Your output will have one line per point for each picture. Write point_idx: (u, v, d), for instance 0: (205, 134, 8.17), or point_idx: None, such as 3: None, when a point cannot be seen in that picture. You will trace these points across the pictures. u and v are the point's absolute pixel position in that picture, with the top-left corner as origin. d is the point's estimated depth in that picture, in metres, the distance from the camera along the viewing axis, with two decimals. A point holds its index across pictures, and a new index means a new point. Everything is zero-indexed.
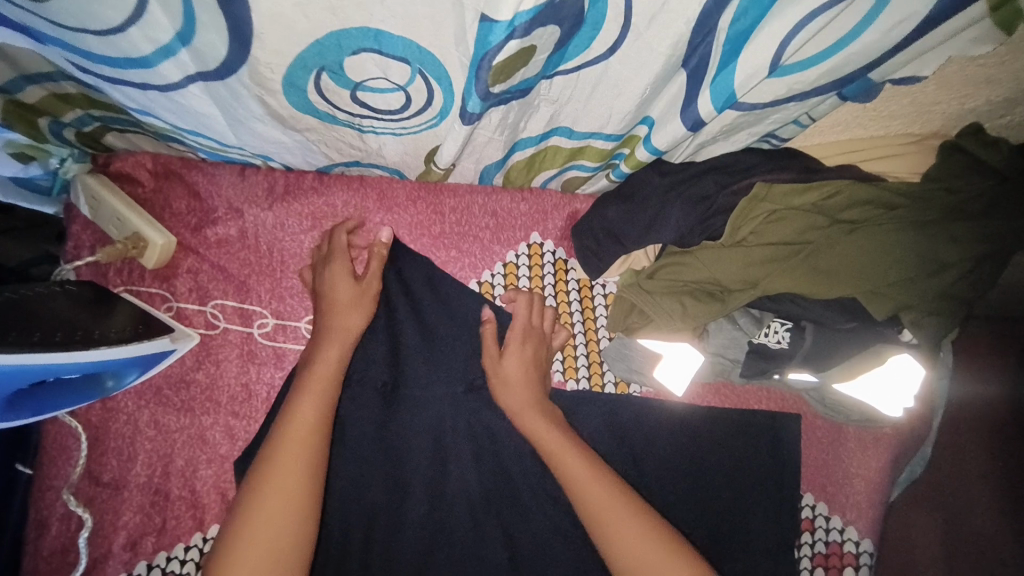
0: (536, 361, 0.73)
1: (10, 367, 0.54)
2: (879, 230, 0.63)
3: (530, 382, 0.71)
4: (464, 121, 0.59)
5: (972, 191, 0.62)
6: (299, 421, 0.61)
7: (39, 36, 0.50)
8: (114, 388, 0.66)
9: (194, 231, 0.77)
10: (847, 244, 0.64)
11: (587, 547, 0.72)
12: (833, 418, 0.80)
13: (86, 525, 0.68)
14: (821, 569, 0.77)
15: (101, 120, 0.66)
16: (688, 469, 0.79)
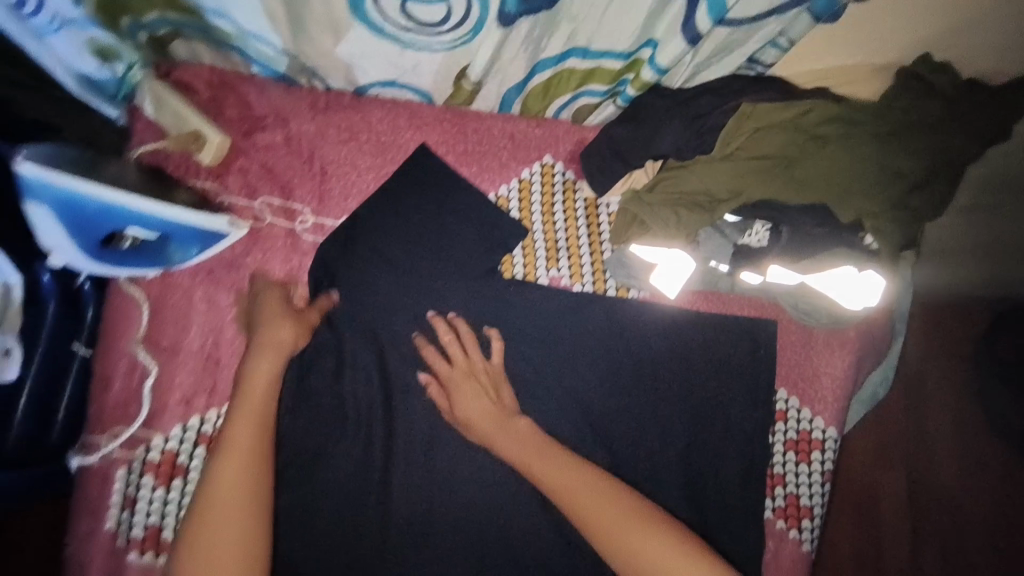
0: (481, 392, 0.81)
1: (106, 201, 0.64)
2: (844, 143, 0.75)
3: (487, 407, 0.80)
4: (501, 23, 0.70)
5: (923, 109, 0.74)
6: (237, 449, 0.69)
7: None
8: (180, 259, 0.76)
9: (245, 136, 0.85)
10: (819, 156, 0.76)
11: (586, 419, 0.87)
12: (805, 321, 0.90)
13: (152, 374, 0.78)
14: (791, 452, 0.88)
15: (174, 24, 0.76)
16: (676, 366, 0.90)
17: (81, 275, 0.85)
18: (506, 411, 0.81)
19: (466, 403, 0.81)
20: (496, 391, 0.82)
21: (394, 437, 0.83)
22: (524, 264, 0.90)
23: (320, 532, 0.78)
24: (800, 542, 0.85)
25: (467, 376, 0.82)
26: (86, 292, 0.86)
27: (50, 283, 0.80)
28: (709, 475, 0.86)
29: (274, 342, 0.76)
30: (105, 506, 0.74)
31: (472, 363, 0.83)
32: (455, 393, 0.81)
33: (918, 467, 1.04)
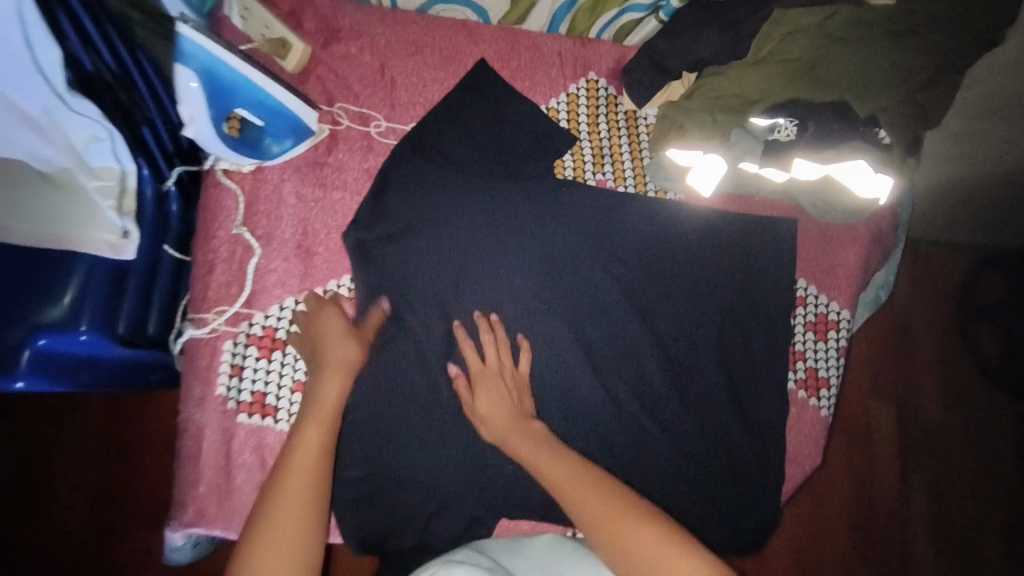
0: (501, 392, 0.86)
1: (246, 77, 0.74)
2: (861, 44, 0.86)
3: (510, 408, 0.85)
4: None
5: (930, 12, 0.85)
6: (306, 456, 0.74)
7: None
8: (277, 152, 0.86)
9: (323, 47, 0.94)
10: (840, 57, 0.87)
11: (633, 307, 0.96)
12: (821, 219, 1.02)
13: (256, 251, 0.86)
14: (811, 330, 1.00)
15: None
16: (712, 260, 0.99)
17: (170, 179, 0.92)
18: (521, 412, 0.85)
19: (488, 403, 0.85)
20: (519, 396, 0.87)
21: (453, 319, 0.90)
22: (574, 166, 1.00)
23: (405, 397, 0.88)
24: (819, 409, 0.99)
25: (494, 378, 0.86)
26: (172, 195, 0.94)
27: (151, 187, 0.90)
28: (740, 354, 0.98)
29: (335, 359, 0.81)
30: (215, 373, 0.83)
31: (502, 364, 0.87)
32: (482, 390, 0.86)
33: (878, 361, 1.48)
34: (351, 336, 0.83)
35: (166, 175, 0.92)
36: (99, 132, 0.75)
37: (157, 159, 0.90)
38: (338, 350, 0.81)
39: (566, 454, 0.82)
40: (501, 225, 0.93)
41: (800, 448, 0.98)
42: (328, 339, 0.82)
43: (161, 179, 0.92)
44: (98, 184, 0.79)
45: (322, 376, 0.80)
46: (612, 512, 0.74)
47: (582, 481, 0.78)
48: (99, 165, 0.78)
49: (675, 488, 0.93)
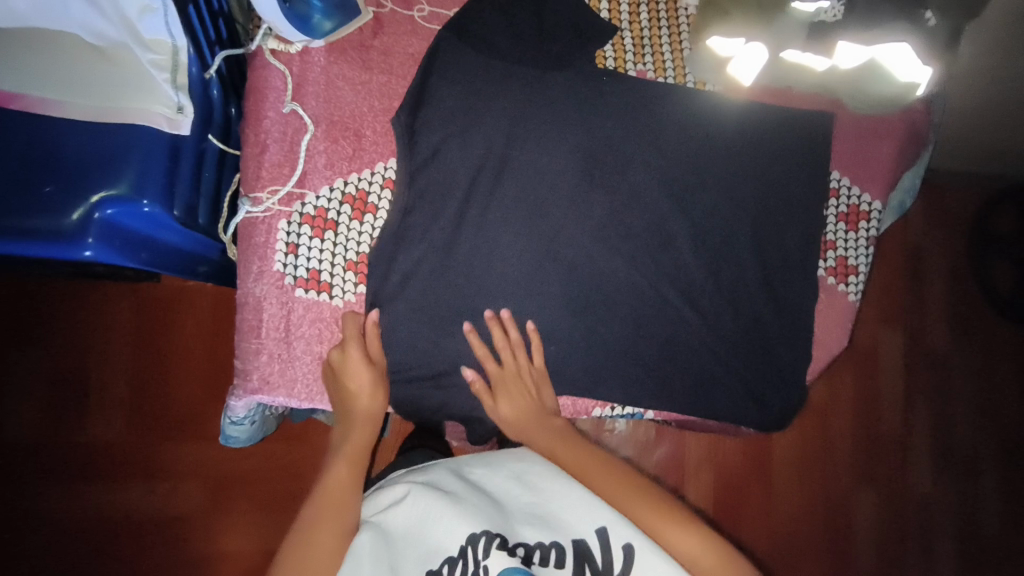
0: (524, 393, 0.90)
1: None
2: None
3: (531, 411, 0.90)
4: None
5: None
6: (331, 508, 0.78)
7: None
8: (330, 32, 0.89)
9: None
10: None
11: (667, 196, 0.98)
12: (859, 110, 1.04)
13: (309, 132, 0.87)
14: (843, 222, 1.02)
15: None
16: (747, 154, 1.01)
17: (212, 68, 0.90)
18: (543, 407, 0.91)
19: (510, 408, 0.90)
20: (537, 390, 0.91)
21: (499, 208, 0.91)
22: (615, 56, 0.99)
23: (450, 279, 0.89)
24: (847, 294, 1.01)
25: (516, 382, 0.90)
26: (211, 85, 0.92)
27: (197, 75, 0.87)
28: (773, 244, 1.00)
29: (363, 414, 0.85)
30: (271, 250, 0.85)
31: (520, 371, 0.90)
32: (502, 393, 0.89)
33: (894, 278, 1.51)
34: (378, 387, 0.86)
35: (208, 63, 0.90)
36: (152, 1, 0.74)
37: (202, 45, 0.88)
38: (364, 404, 0.85)
39: (575, 440, 0.88)
40: (545, 117, 0.93)
41: (828, 334, 1.01)
42: (356, 395, 0.85)
43: (205, 67, 0.89)
44: (153, 57, 0.79)
45: (351, 428, 0.85)
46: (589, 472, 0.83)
47: (571, 448, 0.86)
48: (151, 37, 0.78)
49: (705, 366, 0.98)
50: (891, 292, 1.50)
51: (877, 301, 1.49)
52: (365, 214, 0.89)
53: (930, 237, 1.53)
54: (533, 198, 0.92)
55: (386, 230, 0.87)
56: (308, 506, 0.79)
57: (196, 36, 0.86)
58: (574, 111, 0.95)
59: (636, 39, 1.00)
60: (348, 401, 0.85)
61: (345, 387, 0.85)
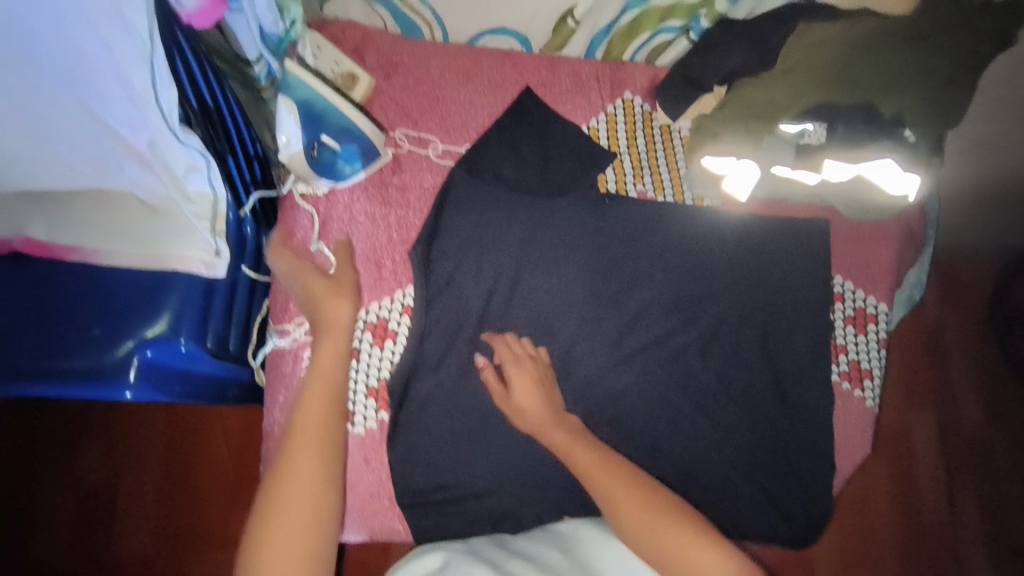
0: (536, 378, 0.91)
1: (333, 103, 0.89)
2: (921, 45, 0.89)
3: (544, 401, 0.90)
4: None
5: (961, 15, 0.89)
6: (304, 460, 0.75)
7: None
8: (352, 175, 0.96)
9: (385, 79, 1.03)
10: (882, 58, 0.90)
11: (671, 307, 1.02)
12: (855, 217, 1.07)
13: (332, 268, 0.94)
14: (850, 325, 1.04)
15: None
16: (745, 263, 1.06)
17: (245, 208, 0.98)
18: (554, 405, 0.91)
19: (525, 396, 0.90)
20: (551, 386, 0.92)
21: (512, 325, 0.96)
22: (616, 180, 1.06)
23: (467, 396, 0.93)
24: (864, 399, 1.02)
25: (531, 366, 0.92)
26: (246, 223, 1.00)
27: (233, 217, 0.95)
28: (782, 350, 1.02)
29: (332, 322, 0.86)
30: (296, 380, 0.90)
31: (535, 363, 0.93)
32: (514, 384, 0.90)
33: (914, 362, 1.49)
34: (337, 288, 0.88)
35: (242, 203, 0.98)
36: (197, 160, 0.81)
37: (238, 189, 0.96)
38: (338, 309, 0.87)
39: (593, 446, 0.86)
40: (550, 241, 1.00)
41: (849, 440, 1.01)
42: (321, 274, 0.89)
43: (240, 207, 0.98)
44: (195, 208, 0.85)
45: (320, 337, 0.85)
46: (625, 495, 0.79)
47: (604, 469, 0.83)
48: (196, 191, 0.84)
49: (725, 477, 0.97)
50: (914, 376, 1.48)
51: (899, 386, 1.47)
52: (385, 339, 0.93)
53: (949, 319, 1.52)
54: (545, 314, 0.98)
55: (406, 356, 0.92)
56: (291, 439, 0.77)
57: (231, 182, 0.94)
58: (577, 233, 1.02)
59: (634, 162, 1.08)
60: (318, 308, 0.87)
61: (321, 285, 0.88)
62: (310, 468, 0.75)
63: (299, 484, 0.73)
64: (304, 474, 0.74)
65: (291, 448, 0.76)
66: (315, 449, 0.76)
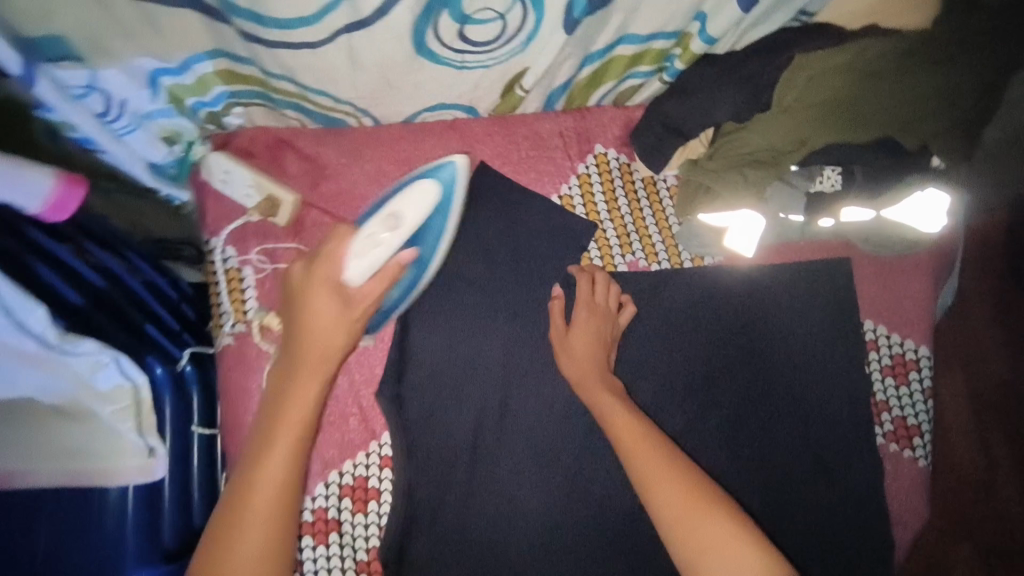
0: (601, 335, 0.83)
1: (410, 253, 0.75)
2: (941, 68, 0.75)
3: (598, 360, 0.82)
4: (565, 30, 0.71)
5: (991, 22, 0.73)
6: (264, 477, 0.65)
7: (225, 12, 0.58)
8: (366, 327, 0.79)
9: (312, 189, 0.86)
10: (886, 89, 0.76)
11: (687, 391, 0.89)
12: (879, 253, 0.93)
13: None
14: (890, 377, 0.92)
15: (243, 95, 0.75)
16: (760, 318, 0.92)
17: (183, 359, 0.80)
18: (605, 364, 0.82)
19: (581, 339, 0.82)
20: (611, 344, 0.84)
21: (509, 451, 0.84)
22: (601, 255, 0.92)
23: (467, 546, 0.80)
24: (915, 460, 0.90)
25: (598, 318, 0.84)
26: (188, 374, 0.81)
27: (163, 376, 0.78)
28: (818, 419, 0.90)
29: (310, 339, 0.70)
30: None
31: (605, 318, 0.85)
32: (575, 329, 0.83)
33: None
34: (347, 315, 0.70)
35: (178, 356, 0.80)
36: (100, 358, 0.68)
37: (165, 344, 0.79)
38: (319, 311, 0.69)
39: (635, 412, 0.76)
40: (540, 346, 0.87)
41: (906, 508, 0.90)
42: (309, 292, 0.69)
43: (174, 362, 0.79)
44: (112, 408, 0.71)
45: (302, 349, 0.69)
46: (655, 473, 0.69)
47: (644, 445, 0.72)
48: (110, 388, 0.70)
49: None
50: None
51: None
52: (368, 502, 0.81)
53: None
54: (545, 432, 0.85)
55: (393, 522, 0.79)
56: (254, 449, 0.67)
57: (144, 335, 0.76)
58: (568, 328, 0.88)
59: (619, 228, 0.93)
60: (304, 327, 0.69)
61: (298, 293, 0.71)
62: (271, 493, 0.65)
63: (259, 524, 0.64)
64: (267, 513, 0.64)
65: (254, 462, 0.66)
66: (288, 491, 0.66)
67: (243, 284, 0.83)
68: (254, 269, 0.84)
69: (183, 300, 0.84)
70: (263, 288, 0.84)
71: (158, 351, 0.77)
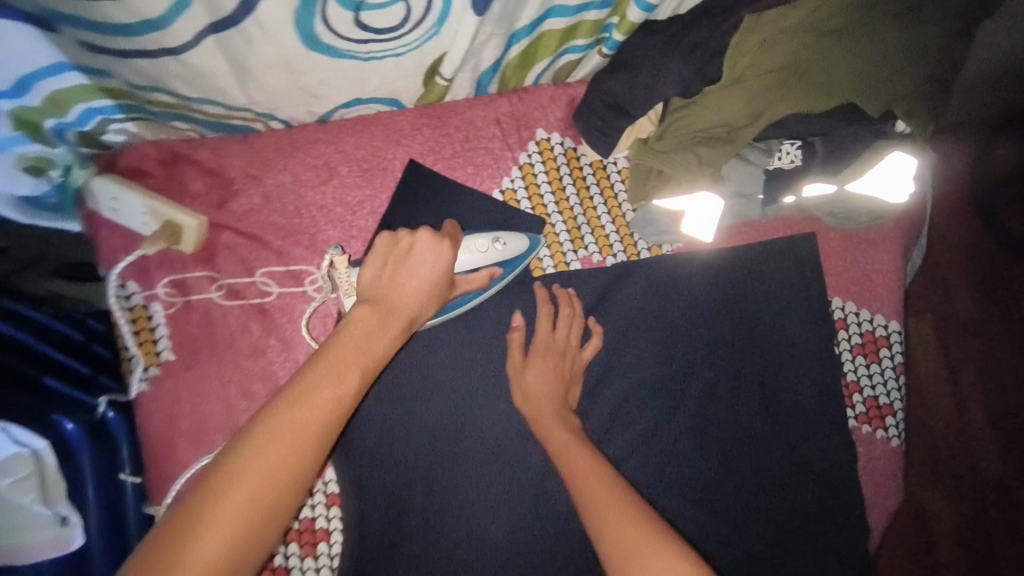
0: (559, 373, 0.79)
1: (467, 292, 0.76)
2: (897, 24, 0.70)
3: (555, 392, 0.78)
4: (476, 10, 0.62)
5: None
6: (297, 422, 0.48)
7: (51, 19, 0.49)
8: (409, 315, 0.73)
9: (219, 207, 0.77)
10: (839, 53, 0.70)
11: (652, 390, 0.84)
12: (844, 226, 0.89)
13: None
14: (860, 356, 0.89)
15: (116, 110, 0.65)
16: (724, 305, 0.87)
17: (102, 405, 0.70)
18: (564, 401, 0.78)
19: (536, 376, 0.78)
20: (571, 381, 0.80)
21: (468, 473, 0.78)
22: (552, 257, 0.85)
23: None
24: (888, 440, 0.88)
25: (554, 355, 0.79)
26: (111, 422, 0.71)
27: (77, 432, 0.65)
28: (789, 405, 0.85)
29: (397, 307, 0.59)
30: None
31: (564, 353, 0.80)
32: (530, 363, 0.78)
33: None
34: (426, 288, 0.63)
35: (95, 404, 0.69)
36: None
37: (76, 392, 0.67)
38: (408, 290, 0.61)
39: (591, 451, 0.73)
40: (496, 359, 0.82)
41: (878, 489, 0.87)
42: (418, 261, 0.63)
43: (91, 412, 0.68)
44: (11, 480, 0.55)
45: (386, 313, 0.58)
46: (601, 493, 0.66)
47: (601, 481, 0.68)
48: (6, 457, 0.55)
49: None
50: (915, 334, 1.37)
51: None
52: (317, 545, 0.76)
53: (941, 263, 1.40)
54: (503, 451, 0.79)
55: (345, 563, 0.74)
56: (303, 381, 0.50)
57: (46, 391, 0.62)
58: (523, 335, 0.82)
59: (568, 221, 0.86)
60: (391, 294, 0.60)
61: (399, 259, 0.62)
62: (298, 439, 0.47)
63: (233, 506, 0.45)
64: (253, 492, 0.45)
65: (290, 397, 0.49)
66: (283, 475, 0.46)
67: (152, 322, 0.74)
68: (163, 304, 0.75)
69: (92, 341, 0.70)
70: (176, 324, 0.75)
71: (68, 405, 0.65)
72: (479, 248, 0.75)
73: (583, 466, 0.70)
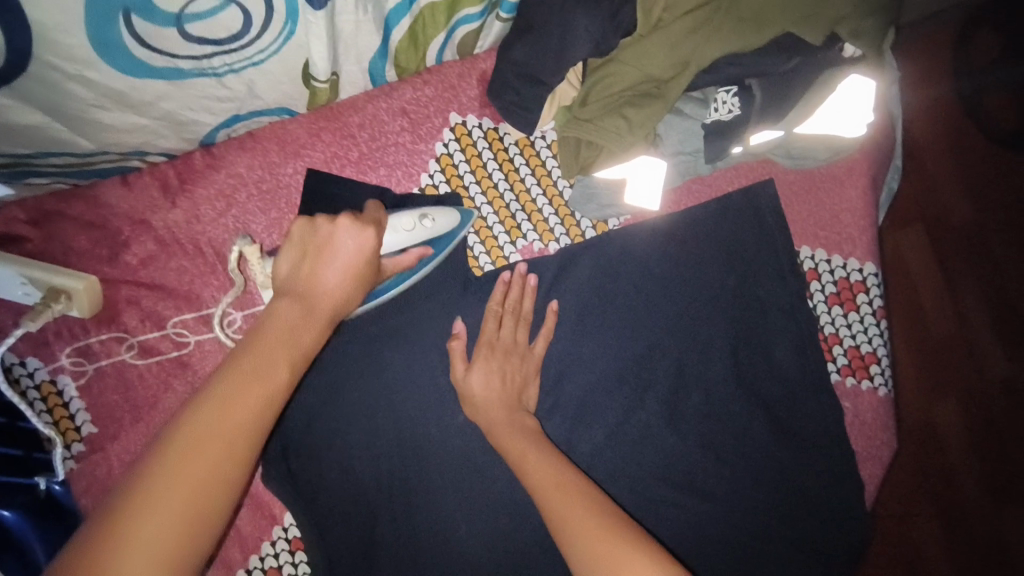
0: (511, 378, 0.72)
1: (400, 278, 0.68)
2: None
3: (508, 399, 0.71)
4: (316, 5, 0.53)
5: None
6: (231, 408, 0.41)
7: None
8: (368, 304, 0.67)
9: (111, 262, 0.70)
10: None
11: (618, 378, 0.78)
12: (802, 166, 0.81)
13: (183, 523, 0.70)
14: (837, 305, 0.82)
15: None
16: (684, 276, 0.80)
17: (42, 481, 0.65)
18: (519, 400, 0.72)
19: (481, 383, 0.71)
20: (524, 381, 0.73)
21: (433, 498, 0.73)
22: (487, 252, 0.78)
23: None
24: (875, 390, 0.83)
25: (503, 360, 0.72)
26: (60, 494, 0.67)
27: None
28: (766, 371, 0.80)
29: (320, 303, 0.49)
30: None
31: (512, 351, 0.73)
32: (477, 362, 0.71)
33: None
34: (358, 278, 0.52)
35: (33, 482, 0.65)
36: None
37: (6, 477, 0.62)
38: (332, 284, 0.51)
39: (554, 456, 0.67)
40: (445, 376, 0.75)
41: (869, 441, 0.83)
42: (340, 252, 0.52)
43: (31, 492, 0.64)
44: None
45: (310, 308, 0.48)
46: (566, 501, 0.60)
47: (565, 489, 0.62)
48: None
49: (759, 558, 0.77)
50: None
51: None
52: None
53: None
54: (466, 471, 0.74)
55: None
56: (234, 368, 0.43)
57: None
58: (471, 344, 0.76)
59: (501, 211, 0.78)
60: (313, 288, 0.50)
61: (316, 252, 0.51)
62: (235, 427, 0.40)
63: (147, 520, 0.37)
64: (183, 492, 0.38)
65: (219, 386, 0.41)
66: (196, 486, 0.38)
67: (64, 396, 0.69)
68: (72, 375, 0.69)
69: (15, 420, 0.66)
70: (90, 394, 0.69)
71: None
72: (404, 227, 0.65)
73: (542, 475, 0.64)
